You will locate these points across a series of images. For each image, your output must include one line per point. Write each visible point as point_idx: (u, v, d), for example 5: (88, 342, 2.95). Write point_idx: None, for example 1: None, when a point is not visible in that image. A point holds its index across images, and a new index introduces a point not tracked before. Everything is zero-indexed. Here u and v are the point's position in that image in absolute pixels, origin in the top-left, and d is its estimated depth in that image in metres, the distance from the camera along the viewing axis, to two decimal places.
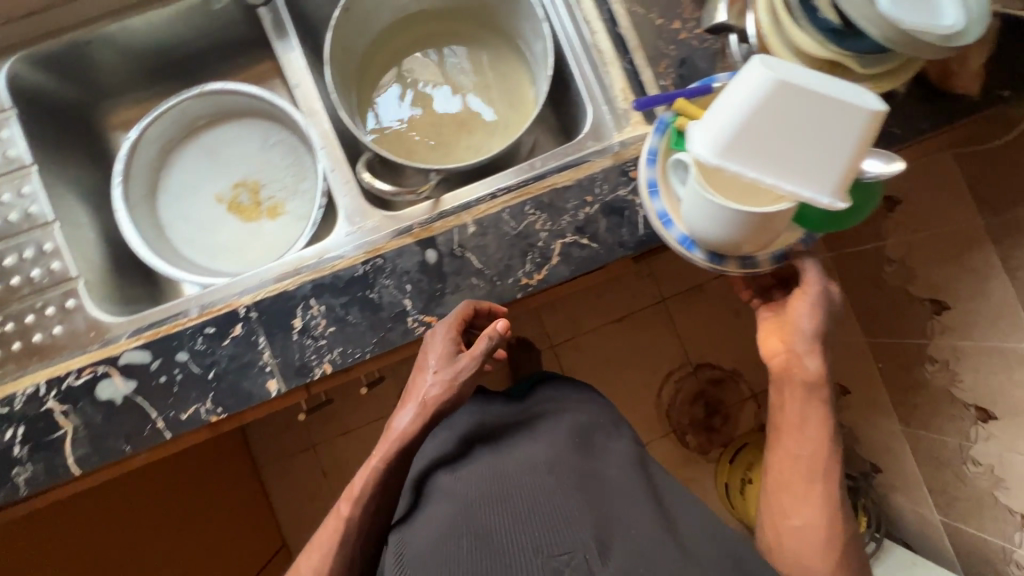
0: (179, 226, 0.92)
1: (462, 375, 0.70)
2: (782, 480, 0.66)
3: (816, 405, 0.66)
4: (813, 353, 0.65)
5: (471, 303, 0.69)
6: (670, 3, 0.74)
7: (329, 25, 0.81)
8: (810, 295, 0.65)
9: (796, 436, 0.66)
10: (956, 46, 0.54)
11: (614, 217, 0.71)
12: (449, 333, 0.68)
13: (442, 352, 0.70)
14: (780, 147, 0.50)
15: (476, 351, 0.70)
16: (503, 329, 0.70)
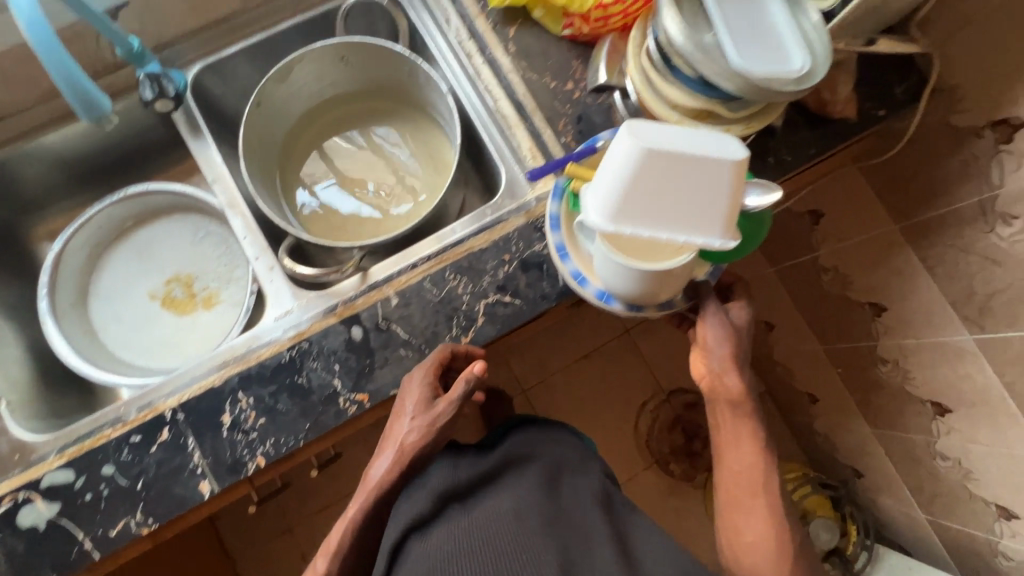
0: (111, 328, 0.90)
1: (441, 420, 0.69)
2: (729, 501, 0.66)
3: (745, 420, 0.67)
4: (729, 370, 0.65)
5: (449, 346, 0.69)
6: (560, 67, 0.78)
7: (242, 121, 0.84)
8: (711, 321, 0.65)
9: (733, 453, 0.67)
10: (807, 87, 0.58)
11: (532, 272, 0.73)
12: (426, 377, 0.68)
13: (419, 398, 0.68)
14: (664, 204, 0.53)
15: (453, 395, 0.68)
16: (482, 371, 0.67)
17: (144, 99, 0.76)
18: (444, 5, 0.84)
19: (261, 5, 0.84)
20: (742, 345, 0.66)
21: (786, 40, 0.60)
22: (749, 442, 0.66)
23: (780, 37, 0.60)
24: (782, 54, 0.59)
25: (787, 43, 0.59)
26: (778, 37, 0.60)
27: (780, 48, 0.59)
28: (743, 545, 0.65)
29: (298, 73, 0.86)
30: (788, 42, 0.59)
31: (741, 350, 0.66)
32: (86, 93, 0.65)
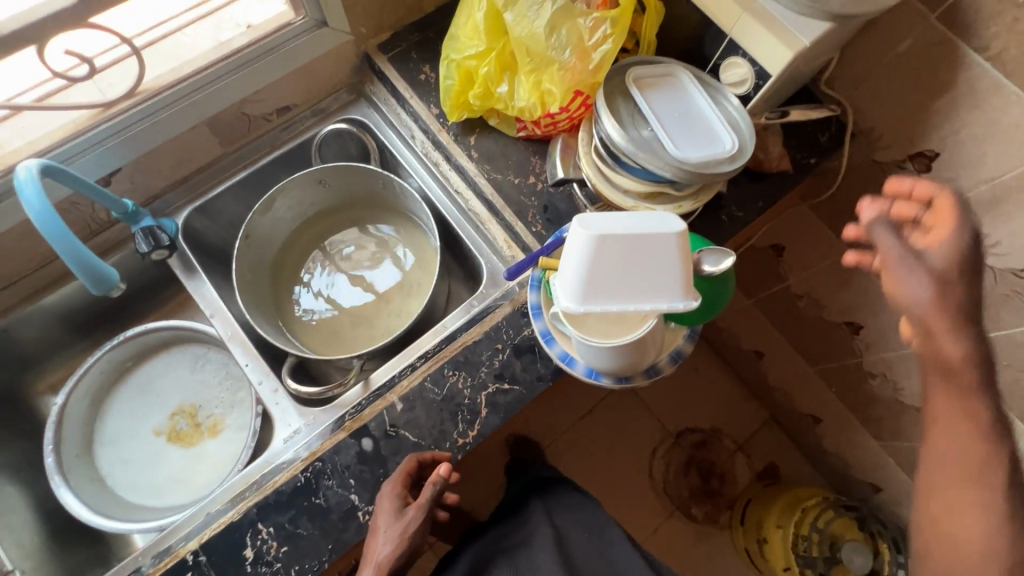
0: (119, 472, 0.90)
1: (413, 525, 0.68)
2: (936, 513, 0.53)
3: (968, 396, 0.50)
4: (948, 334, 0.49)
5: (414, 457, 0.71)
6: (521, 164, 0.86)
7: (233, 255, 0.88)
8: (896, 267, 0.51)
9: (941, 433, 0.52)
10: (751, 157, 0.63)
11: (526, 356, 0.77)
12: (394, 489, 0.69)
13: (390, 509, 0.69)
14: (624, 281, 0.57)
15: (422, 499, 0.69)
16: (446, 471, 0.69)
17: (141, 251, 0.79)
18: (407, 123, 0.92)
19: (239, 147, 0.91)
20: (953, 297, 0.49)
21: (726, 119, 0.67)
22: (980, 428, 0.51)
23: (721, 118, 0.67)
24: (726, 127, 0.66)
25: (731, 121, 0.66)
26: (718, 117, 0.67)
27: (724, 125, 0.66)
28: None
29: (280, 201, 0.92)
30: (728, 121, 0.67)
31: (960, 299, 0.49)
32: (95, 265, 0.68)
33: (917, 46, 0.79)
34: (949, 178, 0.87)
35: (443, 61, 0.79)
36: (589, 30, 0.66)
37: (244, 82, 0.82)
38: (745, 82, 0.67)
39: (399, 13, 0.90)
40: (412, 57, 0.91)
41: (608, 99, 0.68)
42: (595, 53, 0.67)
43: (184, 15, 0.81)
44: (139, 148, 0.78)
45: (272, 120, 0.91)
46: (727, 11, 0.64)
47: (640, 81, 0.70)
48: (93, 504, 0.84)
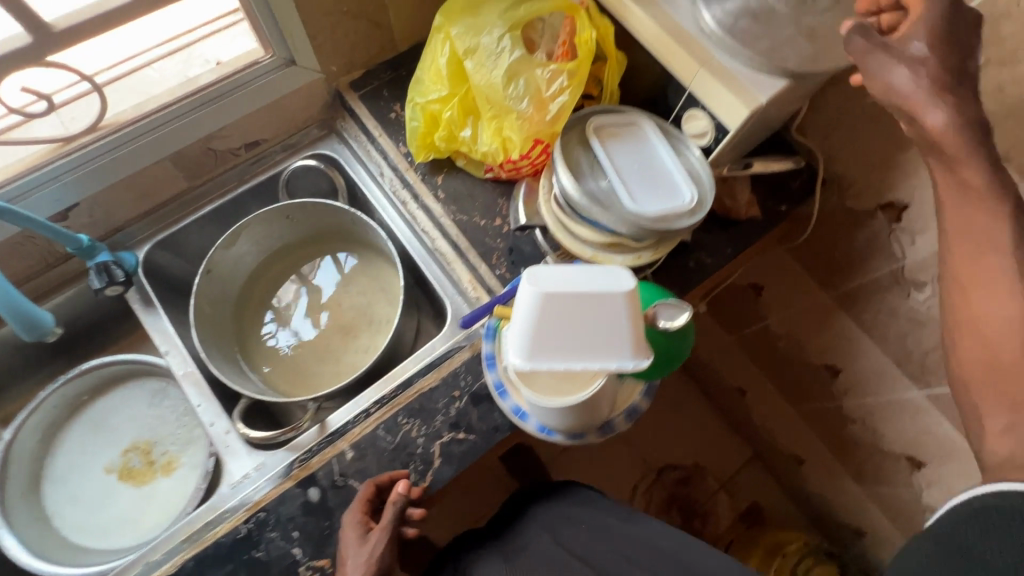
0: (66, 511, 0.87)
1: (379, 550, 0.64)
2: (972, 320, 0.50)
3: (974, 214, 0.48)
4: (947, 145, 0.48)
5: (372, 481, 0.69)
6: (488, 206, 0.85)
7: (192, 290, 0.87)
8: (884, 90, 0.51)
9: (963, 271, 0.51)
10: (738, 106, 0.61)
11: (483, 405, 0.75)
12: (355, 515, 0.67)
13: (354, 540, 0.66)
14: (572, 339, 0.56)
15: (384, 519, 0.65)
16: (405, 488, 0.67)
17: (94, 287, 0.78)
18: (376, 159, 0.91)
19: (206, 180, 0.90)
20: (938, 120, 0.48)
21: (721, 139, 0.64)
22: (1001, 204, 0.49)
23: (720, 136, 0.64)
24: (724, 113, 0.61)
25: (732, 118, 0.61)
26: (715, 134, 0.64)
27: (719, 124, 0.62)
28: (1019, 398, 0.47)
29: (246, 236, 0.91)
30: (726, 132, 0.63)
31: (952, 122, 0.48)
32: (28, 314, 0.76)
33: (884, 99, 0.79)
34: (919, 230, 0.86)
35: (408, 103, 0.79)
36: (547, 81, 0.67)
37: (210, 118, 0.82)
38: (707, 134, 0.67)
39: (371, 53, 0.90)
40: (384, 95, 0.91)
41: (567, 149, 0.68)
42: (552, 104, 0.68)
43: (154, 50, 0.80)
44: (97, 185, 0.77)
45: (241, 154, 0.90)
46: (684, 65, 0.63)
47: (601, 130, 0.69)
48: (35, 547, 0.81)
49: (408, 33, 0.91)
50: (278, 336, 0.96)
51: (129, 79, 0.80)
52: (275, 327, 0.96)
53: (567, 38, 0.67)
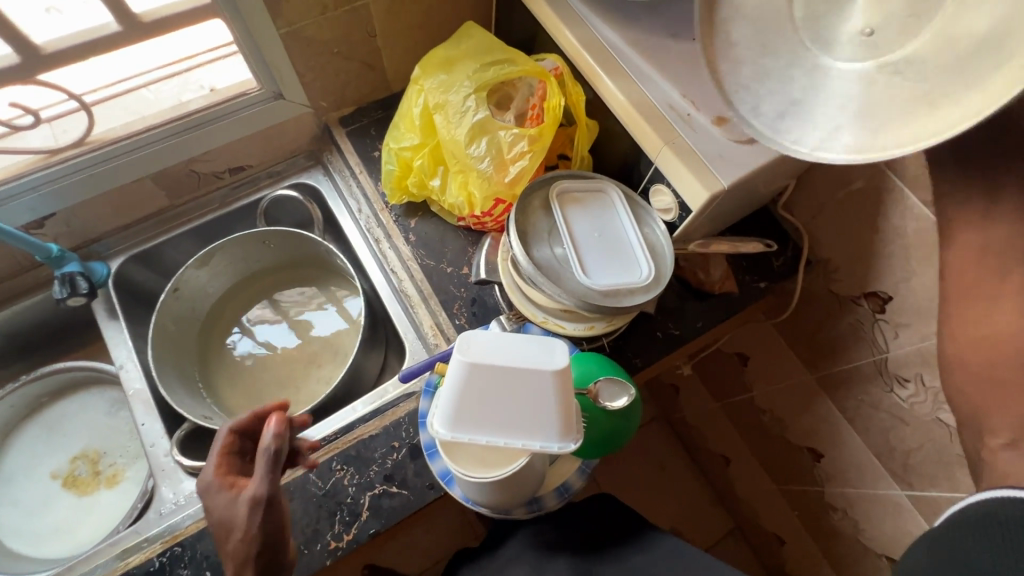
0: (5, 514, 0.87)
1: (257, 506, 0.52)
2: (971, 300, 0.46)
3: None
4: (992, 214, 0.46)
5: (229, 428, 0.61)
6: (456, 254, 0.84)
7: (156, 307, 0.87)
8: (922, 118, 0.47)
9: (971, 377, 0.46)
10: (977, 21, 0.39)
11: (420, 460, 0.72)
12: (215, 468, 0.58)
13: (226, 501, 0.55)
14: (496, 414, 0.53)
15: (257, 469, 0.53)
16: (279, 427, 0.53)
17: (56, 297, 0.79)
18: (356, 195, 0.92)
19: (189, 200, 0.92)
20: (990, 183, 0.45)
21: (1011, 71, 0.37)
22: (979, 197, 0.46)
23: (953, 98, 0.41)
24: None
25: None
26: (958, 82, 0.40)
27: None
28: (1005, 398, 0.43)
29: (219, 257, 0.91)
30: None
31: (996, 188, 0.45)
32: None
33: (868, 186, 0.75)
34: (903, 324, 0.81)
35: (385, 147, 0.80)
36: (509, 144, 0.68)
37: (192, 142, 0.83)
38: (672, 210, 0.65)
39: (362, 92, 0.92)
40: (372, 133, 0.92)
41: (527, 213, 0.67)
42: (512, 166, 0.69)
43: (153, 72, 0.83)
44: (74, 197, 0.79)
45: (224, 178, 0.92)
46: (650, 141, 0.62)
47: (566, 196, 0.68)
48: None
49: (402, 76, 0.93)
50: (242, 355, 0.95)
51: (123, 98, 0.82)
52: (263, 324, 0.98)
53: (537, 101, 0.68)
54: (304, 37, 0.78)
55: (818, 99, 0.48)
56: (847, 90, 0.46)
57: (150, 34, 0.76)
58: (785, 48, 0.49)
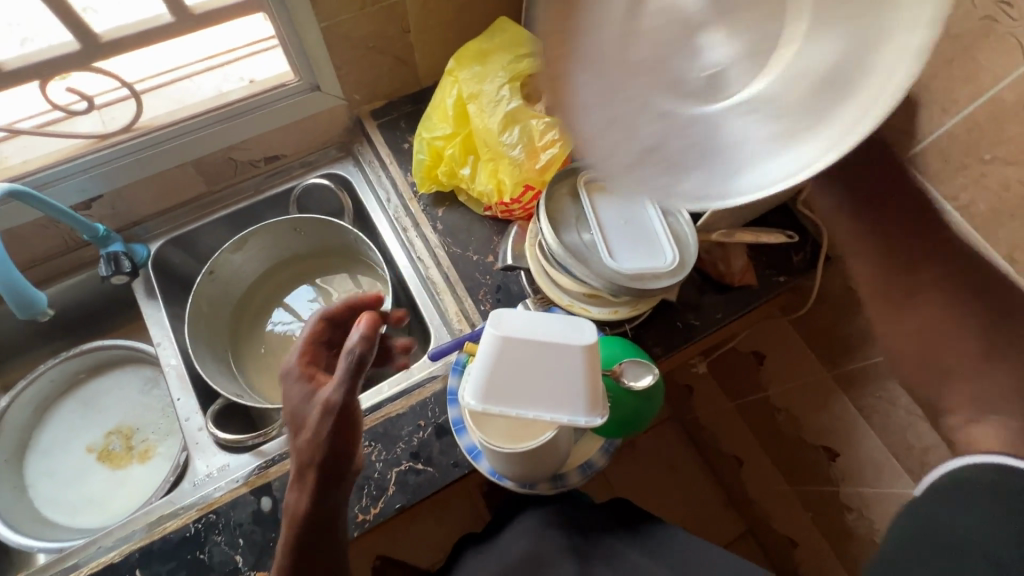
0: (44, 483, 0.90)
1: (331, 410, 0.53)
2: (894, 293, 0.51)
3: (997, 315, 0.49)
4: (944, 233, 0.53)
5: (320, 317, 0.68)
6: (482, 242, 0.86)
7: (193, 288, 0.90)
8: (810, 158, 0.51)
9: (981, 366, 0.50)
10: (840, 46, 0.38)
11: (446, 439, 0.74)
12: (302, 355, 0.63)
13: (303, 391, 0.59)
14: (526, 387, 0.56)
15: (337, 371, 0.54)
16: (367, 330, 0.55)
17: (102, 274, 0.83)
18: (385, 185, 0.95)
19: (226, 186, 0.95)
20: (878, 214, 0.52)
21: (889, 80, 0.37)
22: (867, 207, 0.52)
23: (832, 123, 0.39)
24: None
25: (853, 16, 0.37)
26: (824, 109, 0.39)
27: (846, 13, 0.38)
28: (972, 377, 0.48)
29: (253, 241, 0.95)
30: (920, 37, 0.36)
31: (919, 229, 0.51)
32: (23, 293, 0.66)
33: None
34: None
35: (417, 138, 0.83)
36: (540, 132, 0.72)
37: (232, 130, 0.87)
38: None
39: (393, 86, 0.95)
40: (402, 125, 0.95)
41: (555, 200, 0.70)
42: (542, 154, 0.72)
43: (197, 64, 0.87)
44: (121, 180, 0.83)
45: (260, 166, 0.96)
46: None
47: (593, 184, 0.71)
48: (4, 513, 0.83)
49: (432, 71, 0.96)
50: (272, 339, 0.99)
51: (168, 88, 0.86)
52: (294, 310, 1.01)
53: None
54: (342, 34, 0.82)
55: (699, 151, 0.40)
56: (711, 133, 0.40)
57: (197, 25, 0.80)
58: (621, 82, 0.38)
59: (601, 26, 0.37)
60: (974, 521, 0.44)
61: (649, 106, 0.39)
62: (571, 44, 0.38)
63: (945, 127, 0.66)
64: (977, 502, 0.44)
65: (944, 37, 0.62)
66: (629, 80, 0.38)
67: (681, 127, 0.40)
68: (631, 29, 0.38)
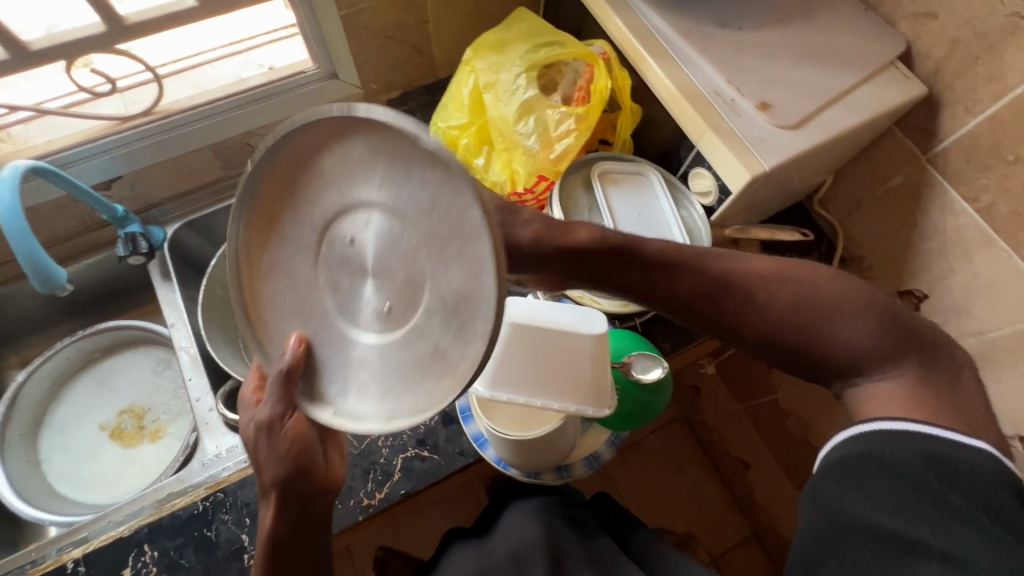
0: (56, 458, 0.92)
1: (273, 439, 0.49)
2: (719, 319, 0.53)
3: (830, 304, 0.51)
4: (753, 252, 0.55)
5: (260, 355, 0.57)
6: None
7: (208, 271, 0.91)
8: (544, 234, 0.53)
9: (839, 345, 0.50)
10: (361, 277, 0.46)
11: (452, 427, 0.75)
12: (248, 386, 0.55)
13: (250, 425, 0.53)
14: (535, 376, 0.56)
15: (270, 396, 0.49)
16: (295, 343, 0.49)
17: (119, 254, 0.85)
18: None
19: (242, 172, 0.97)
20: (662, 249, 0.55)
21: (487, 319, 0.37)
22: (656, 272, 0.54)
23: (459, 364, 0.40)
24: (448, 181, 0.39)
25: (465, 279, 0.38)
26: (455, 349, 0.40)
27: (461, 279, 0.39)
28: (836, 360, 0.51)
29: None
30: (486, 324, 0.37)
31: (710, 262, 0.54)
32: (43, 265, 0.66)
33: (908, 182, 0.74)
34: None
35: (432, 127, 0.83)
36: (555, 122, 0.72)
37: (251, 117, 0.87)
38: (710, 193, 0.67)
39: (410, 76, 0.95)
40: (417, 116, 0.96)
41: (569, 192, 0.70)
42: (558, 144, 0.72)
43: (219, 50, 0.88)
44: (140, 162, 0.84)
45: None
46: (694, 124, 0.65)
47: (607, 176, 0.71)
48: (18, 485, 0.85)
49: (448, 62, 0.96)
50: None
51: (187, 73, 0.88)
52: None
53: (583, 84, 0.72)
54: (359, 23, 0.82)
55: (336, 369, 0.49)
56: (368, 357, 0.47)
57: (220, 11, 0.80)
58: (298, 310, 0.51)
59: (285, 273, 0.51)
60: (879, 501, 0.43)
61: (320, 337, 0.49)
62: (262, 288, 0.53)
63: (968, 127, 0.65)
64: (878, 478, 0.43)
65: (970, 35, 0.62)
66: (302, 318, 0.51)
67: (335, 350, 0.49)
68: (309, 285, 0.50)
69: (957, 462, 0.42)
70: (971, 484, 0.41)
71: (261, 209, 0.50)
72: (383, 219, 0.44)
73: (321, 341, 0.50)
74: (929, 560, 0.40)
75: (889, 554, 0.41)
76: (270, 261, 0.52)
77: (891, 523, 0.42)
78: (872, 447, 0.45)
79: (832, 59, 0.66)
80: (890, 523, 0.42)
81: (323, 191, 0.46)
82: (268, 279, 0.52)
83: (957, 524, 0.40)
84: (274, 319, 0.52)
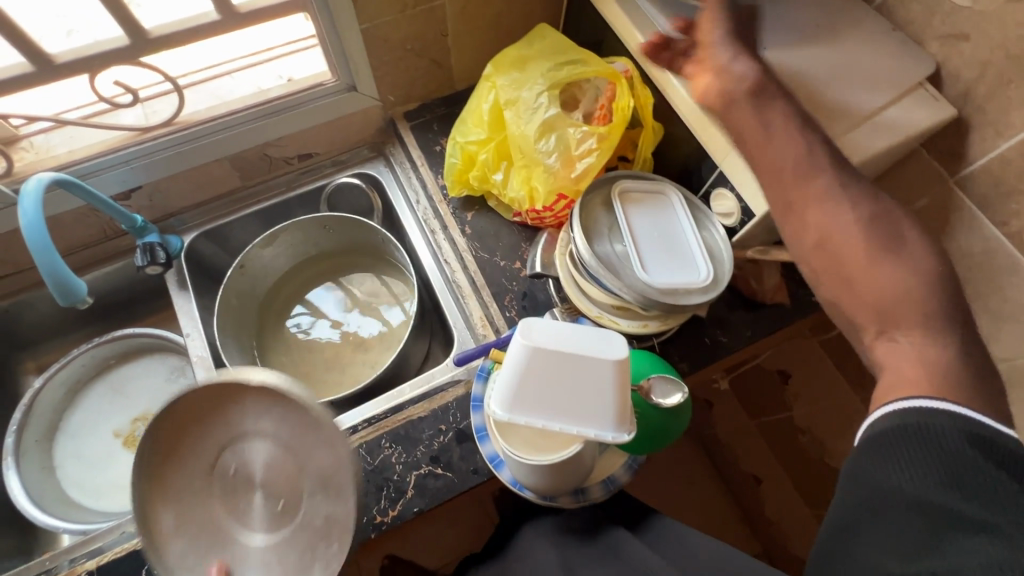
0: (70, 465, 0.92)
1: None
2: (789, 198, 0.56)
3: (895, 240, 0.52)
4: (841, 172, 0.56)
5: None
6: (510, 248, 0.86)
7: (223, 281, 0.91)
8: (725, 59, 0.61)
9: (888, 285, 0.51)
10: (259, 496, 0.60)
11: (466, 444, 0.74)
12: None
13: None
14: (555, 401, 0.55)
15: None
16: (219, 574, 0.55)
17: (137, 264, 0.85)
18: (415, 187, 0.95)
19: (259, 182, 0.97)
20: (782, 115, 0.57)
21: (350, 477, 0.54)
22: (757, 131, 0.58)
23: (342, 511, 0.54)
24: (281, 402, 0.57)
25: (326, 453, 0.55)
26: (338, 501, 0.55)
27: (327, 458, 0.55)
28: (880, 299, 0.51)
29: (284, 237, 0.95)
30: (349, 476, 0.53)
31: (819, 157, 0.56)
32: (64, 277, 0.66)
33: (935, 204, 0.72)
34: None
35: (450, 141, 0.86)
36: (577, 141, 0.72)
37: (271, 128, 0.88)
38: (733, 215, 0.66)
39: (428, 88, 0.95)
40: (434, 128, 0.95)
41: (587, 211, 0.69)
42: (578, 163, 0.72)
43: (238, 62, 0.89)
44: (160, 172, 0.85)
45: (293, 163, 0.97)
46: (717, 144, 0.64)
47: (627, 195, 0.70)
48: (34, 493, 0.85)
49: (467, 74, 0.96)
50: (295, 336, 0.99)
51: (207, 85, 0.88)
52: (313, 307, 1.01)
53: (605, 102, 0.72)
54: (380, 36, 0.82)
55: (254, 567, 0.57)
56: (274, 555, 0.58)
57: (242, 24, 0.80)
58: (210, 543, 0.58)
59: (184, 525, 0.58)
60: (921, 476, 0.41)
61: (234, 548, 0.58)
62: (164, 544, 0.56)
63: (998, 150, 0.63)
64: (918, 452, 0.43)
65: (1003, 58, 0.60)
66: (212, 542, 0.58)
67: (248, 557, 0.58)
68: (208, 518, 0.59)
69: (996, 442, 0.42)
70: (1009, 462, 0.41)
71: (148, 479, 0.58)
72: (256, 441, 0.60)
73: (238, 553, 0.58)
74: (972, 532, 0.38)
75: (928, 526, 0.40)
76: (169, 517, 0.58)
77: (930, 495, 0.40)
78: (911, 418, 0.44)
79: (860, 79, 0.65)
80: (932, 495, 0.40)
81: (207, 434, 0.60)
82: (176, 527, 0.58)
83: (996, 495, 0.39)
84: (186, 565, 0.56)
